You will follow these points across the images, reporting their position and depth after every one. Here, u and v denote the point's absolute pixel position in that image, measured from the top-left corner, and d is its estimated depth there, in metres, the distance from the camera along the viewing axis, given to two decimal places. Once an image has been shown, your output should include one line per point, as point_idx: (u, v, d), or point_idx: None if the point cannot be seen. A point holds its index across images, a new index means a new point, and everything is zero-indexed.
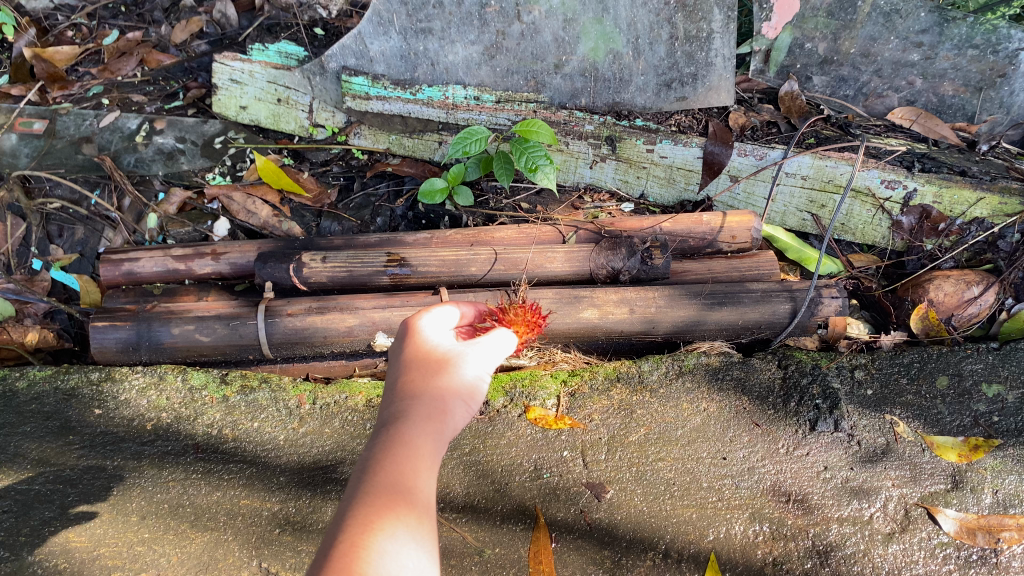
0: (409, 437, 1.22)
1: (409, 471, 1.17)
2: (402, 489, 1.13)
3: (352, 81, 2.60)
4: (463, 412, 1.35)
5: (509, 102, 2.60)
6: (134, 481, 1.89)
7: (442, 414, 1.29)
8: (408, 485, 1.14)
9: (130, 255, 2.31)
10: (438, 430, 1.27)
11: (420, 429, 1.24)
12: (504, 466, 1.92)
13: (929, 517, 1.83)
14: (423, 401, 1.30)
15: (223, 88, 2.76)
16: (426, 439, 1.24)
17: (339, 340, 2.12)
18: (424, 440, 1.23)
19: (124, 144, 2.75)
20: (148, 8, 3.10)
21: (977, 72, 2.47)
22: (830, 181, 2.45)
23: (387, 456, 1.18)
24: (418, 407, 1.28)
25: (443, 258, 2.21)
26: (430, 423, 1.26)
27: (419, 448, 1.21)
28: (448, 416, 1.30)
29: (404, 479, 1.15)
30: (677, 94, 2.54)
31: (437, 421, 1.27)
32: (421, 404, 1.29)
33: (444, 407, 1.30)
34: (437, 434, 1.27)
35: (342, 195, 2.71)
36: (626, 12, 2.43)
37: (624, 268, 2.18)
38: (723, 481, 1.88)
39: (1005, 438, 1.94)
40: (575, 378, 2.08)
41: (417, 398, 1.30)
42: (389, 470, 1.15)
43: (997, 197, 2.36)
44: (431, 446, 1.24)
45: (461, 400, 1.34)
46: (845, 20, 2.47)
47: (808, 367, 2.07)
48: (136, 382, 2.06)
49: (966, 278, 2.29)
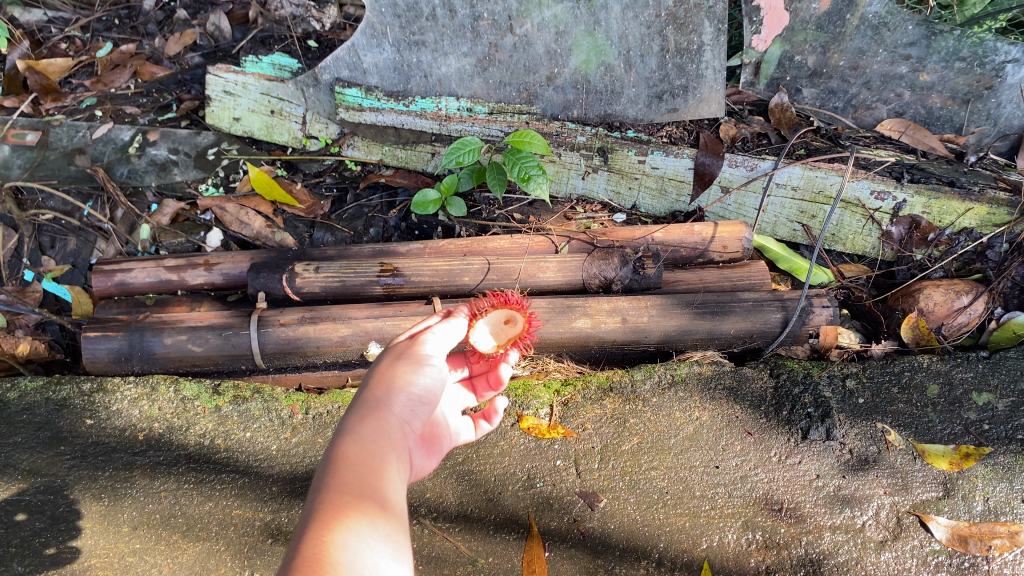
0: (350, 443, 1.22)
1: (354, 475, 1.16)
2: (341, 486, 1.14)
3: (346, 93, 2.64)
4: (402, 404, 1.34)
5: (502, 113, 2.63)
6: (125, 491, 1.88)
7: (378, 413, 1.30)
8: (355, 488, 1.14)
9: (122, 265, 2.31)
10: (382, 429, 1.27)
11: (360, 432, 1.25)
12: (496, 476, 1.92)
13: (920, 525, 1.84)
14: (362, 406, 1.30)
15: (217, 100, 2.78)
16: (368, 440, 1.23)
17: (332, 351, 2.12)
18: (366, 443, 1.23)
19: (117, 155, 2.77)
20: (142, 21, 3.13)
21: (965, 85, 2.50)
22: (820, 192, 2.48)
23: (329, 467, 1.17)
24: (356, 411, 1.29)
25: (436, 269, 2.22)
26: (367, 424, 1.27)
27: (361, 451, 1.21)
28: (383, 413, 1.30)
29: (351, 484, 1.14)
30: (668, 106, 2.56)
31: (374, 420, 1.28)
32: (360, 411, 1.29)
33: (382, 405, 1.31)
34: (381, 433, 1.26)
35: (336, 207, 2.70)
36: (618, 24, 2.43)
37: (617, 278, 2.20)
38: (716, 490, 1.88)
39: (995, 446, 1.95)
40: (568, 388, 2.09)
41: (357, 407, 1.30)
42: (333, 479, 1.14)
43: (986, 208, 2.41)
44: (375, 445, 1.23)
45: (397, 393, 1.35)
46: (834, 34, 2.48)
47: (799, 376, 2.07)
48: (128, 392, 2.05)
49: (956, 287, 2.30)
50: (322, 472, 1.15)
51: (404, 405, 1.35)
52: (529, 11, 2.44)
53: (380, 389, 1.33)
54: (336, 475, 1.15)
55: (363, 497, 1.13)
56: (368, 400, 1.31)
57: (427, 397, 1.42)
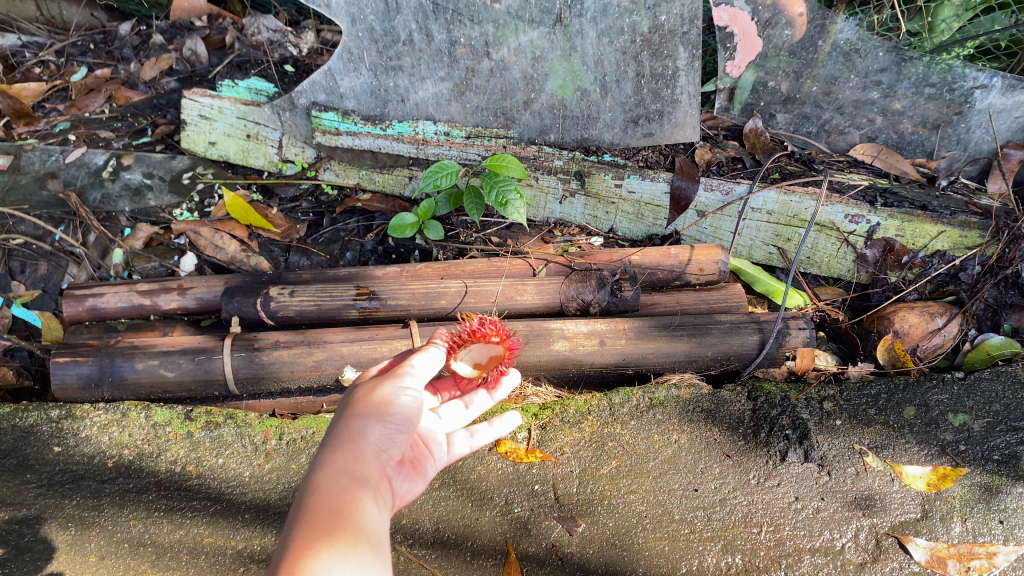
0: (322, 478, 1.20)
1: (324, 510, 1.15)
2: (318, 527, 1.11)
3: (323, 117, 2.65)
4: (378, 431, 1.33)
5: (479, 138, 2.64)
6: (93, 520, 1.84)
7: (352, 446, 1.28)
8: (326, 524, 1.12)
9: (94, 290, 2.28)
10: (355, 461, 1.26)
11: (333, 466, 1.23)
12: (473, 501, 1.89)
13: (899, 547, 1.82)
14: (334, 438, 1.29)
15: (191, 124, 2.77)
16: (341, 473, 1.22)
17: (305, 375, 2.09)
18: (338, 477, 1.22)
19: (90, 179, 2.73)
20: (117, 46, 3.17)
21: (935, 111, 2.54)
22: (796, 216, 2.50)
23: (300, 505, 1.15)
24: (331, 443, 1.28)
25: (414, 292, 2.22)
26: (341, 459, 1.25)
27: (333, 486, 1.19)
28: (358, 446, 1.28)
29: (323, 520, 1.13)
30: (645, 130, 2.60)
31: (348, 455, 1.26)
32: (332, 445, 1.27)
33: (356, 435, 1.29)
34: (354, 466, 1.25)
35: (311, 231, 2.69)
36: (593, 49, 2.45)
37: (594, 301, 2.20)
38: (695, 513, 1.87)
39: (972, 467, 1.96)
40: (546, 412, 2.07)
41: (331, 439, 1.29)
42: (303, 518, 1.12)
43: (958, 231, 2.44)
44: (348, 479, 1.22)
45: (373, 421, 1.33)
46: (806, 60, 2.51)
47: (777, 399, 2.07)
48: (98, 418, 2.01)
49: (930, 309, 2.33)
50: (293, 513, 1.14)
51: (380, 434, 1.33)
52: (505, 37, 2.45)
53: (354, 417, 1.32)
54: (306, 512, 1.14)
55: (334, 533, 1.12)
56: (341, 432, 1.30)
57: (405, 425, 1.39)
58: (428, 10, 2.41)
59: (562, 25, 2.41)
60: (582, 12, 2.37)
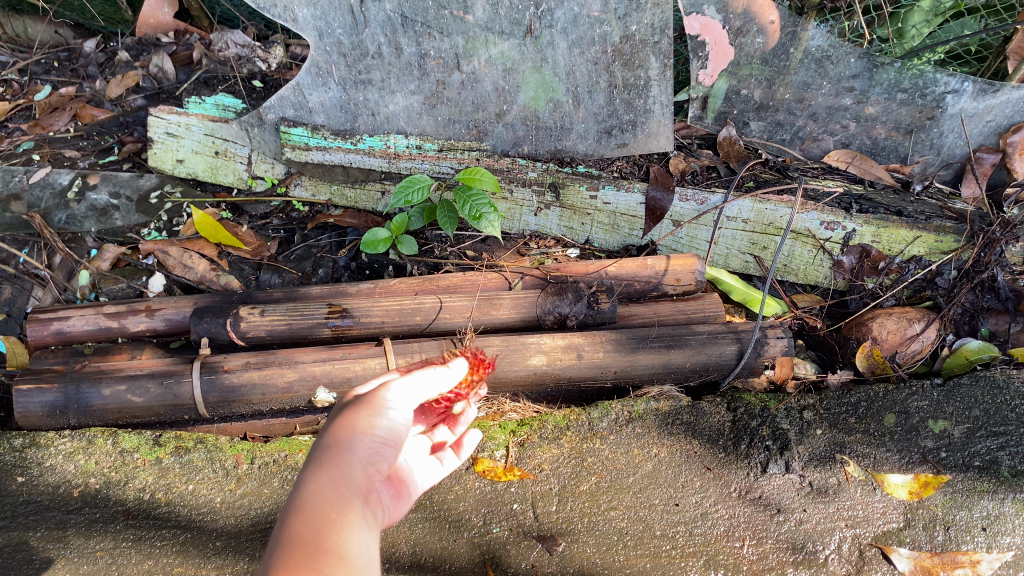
0: (305, 502, 1.17)
1: (309, 532, 1.13)
2: (299, 558, 1.08)
3: (291, 133, 2.60)
4: (364, 446, 1.29)
5: (453, 151, 2.60)
6: (59, 552, 1.79)
7: (337, 462, 1.24)
8: (307, 554, 1.09)
9: (59, 314, 2.22)
10: (341, 479, 1.23)
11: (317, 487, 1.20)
12: (452, 522, 1.84)
13: (883, 557, 1.81)
14: (319, 454, 1.26)
15: (159, 142, 2.73)
16: (327, 491, 1.20)
17: (277, 398, 2.05)
18: (324, 496, 1.20)
19: (55, 200, 2.68)
20: (82, 64, 3.12)
21: (907, 116, 2.54)
22: (771, 224, 2.49)
23: (283, 535, 1.12)
24: (315, 459, 1.25)
25: (387, 308, 2.18)
26: (325, 479, 1.22)
27: (319, 504, 1.18)
28: (343, 462, 1.25)
29: (308, 542, 1.11)
30: (618, 140, 2.58)
31: (333, 473, 1.23)
32: (320, 459, 1.25)
33: (342, 450, 1.26)
34: (340, 482, 1.23)
35: (282, 248, 2.64)
36: (564, 60, 2.44)
37: (571, 313, 2.16)
38: (676, 529, 1.84)
39: (953, 474, 1.94)
40: (524, 428, 2.03)
41: (316, 454, 1.26)
42: (285, 548, 1.09)
43: (933, 236, 2.44)
44: (334, 497, 1.20)
45: (361, 436, 1.29)
46: (779, 67, 2.51)
47: (757, 409, 2.06)
48: (63, 447, 1.96)
49: (907, 315, 2.33)
50: (274, 545, 1.11)
51: (367, 448, 1.30)
52: (476, 49, 2.43)
53: (338, 431, 1.28)
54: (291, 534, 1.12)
55: (317, 561, 1.09)
56: (326, 447, 1.26)
57: (392, 441, 1.35)
58: (396, 23, 2.40)
59: (532, 37, 2.40)
60: (552, 23, 2.37)
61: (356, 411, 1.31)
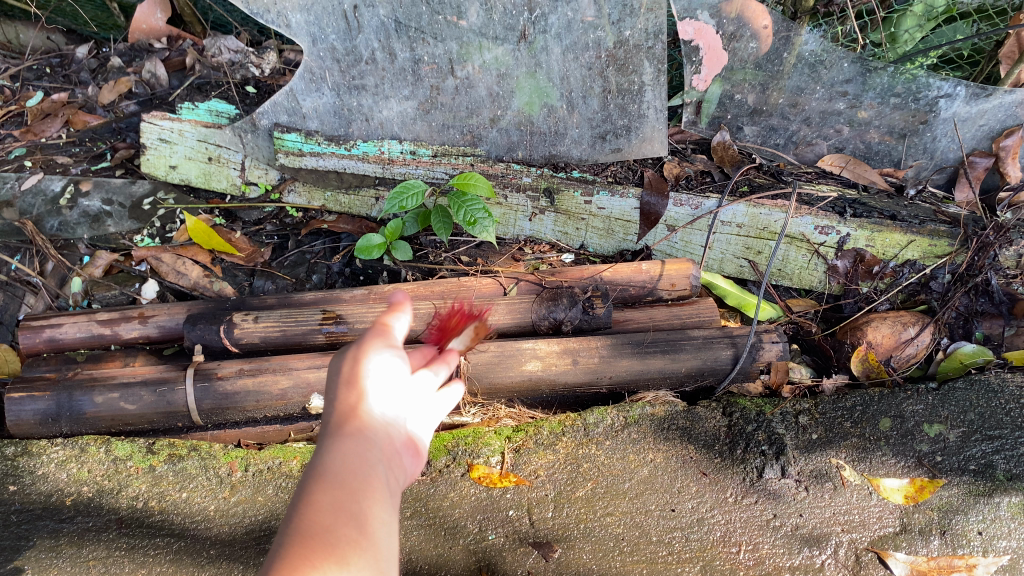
0: (326, 471, 1.03)
1: (332, 502, 0.98)
2: (324, 534, 0.94)
3: (285, 138, 2.62)
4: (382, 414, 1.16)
5: (446, 156, 2.61)
6: (51, 561, 1.75)
7: (357, 431, 1.11)
8: (330, 531, 0.95)
9: (52, 321, 2.21)
10: (364, 447, 1.09)
11: (339, 455, 1.06)
12: (447, 529, 1.82)
13: (880, 562, 1.79)
14: (337, 420, 1.13)
15: (152, 148, 2.71)
16: (351, 458, 1.06)
17: (272, 405, 2.04)
18: (348, 464, 1.05)
19: (47, 207, 2.66)
20: (75, 70, 3.11)
21: (901, 121, 2.54)
22: (766, 229, 2.49)
23: (301, 505, 0.98)
24: (336, 426, 1.11)
25: (381, 315, 2.17)
26: (348, 447, 1.08)
27: (343, 472, 1.03)
28: (363, 431, 1.12)
29: (330, 515, 0.97)
30: (613, 145, 2.58)
31: (354, 441, 1.09)
32: (336, 428, 1.11)
33: (361, 418, 1.14)
34: (365, 450, 1.09)
35: (276, 254, 2.62)
36: (559, 66, 2.44)
37: (566, 318, 2.18)
38: (673, 535, 1.82)
39: (949, 478, 1.94)
40: (519, 434, 2.02)
41: (334, 420, 1.13)
42: (305, 526, 0.95)
43: (927, 240, 2.44)
44: (360, 464, 1.06)
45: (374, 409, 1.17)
46: (772, 72, 2.51)
47: (752, 414, 2.06)
48: (55, 455, 1.95)
49: (902, 319, 2.33)
50: (292, 517, 0.96)
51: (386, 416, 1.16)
52: (470, 54, 2.43)
53: (355, 398, 1.15)
54: (313, 502, 0.97)
55: (342, 540, 0.94)
56: (345, 413, 1.14)
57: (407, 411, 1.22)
58: (390, 28, 2.40)
59: (526, 42, 2.40)
60: (546, 28, 2.37)
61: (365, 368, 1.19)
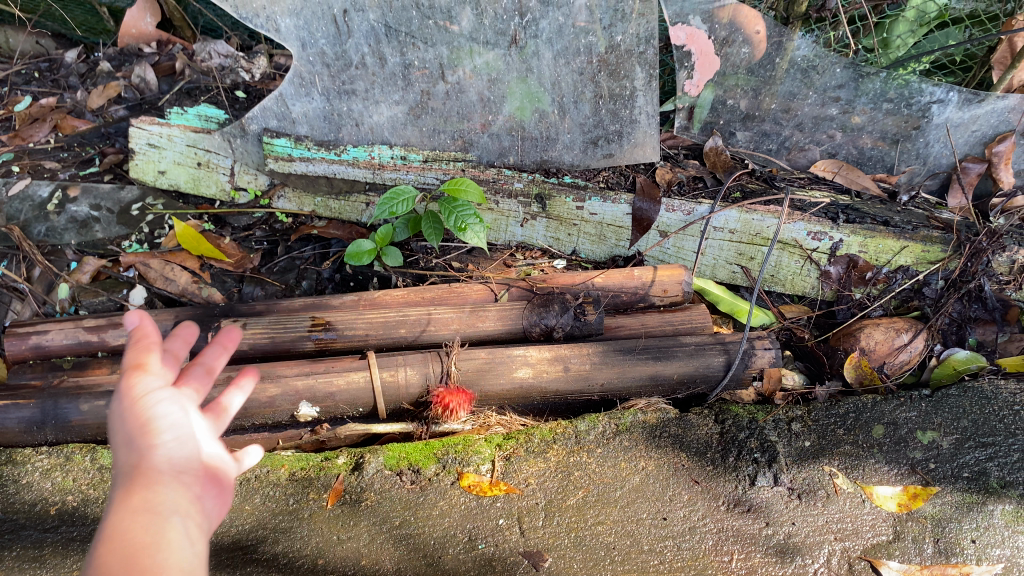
0: (114, 533, 1.05)
1: (122, 560, 1.01)
2: None
3: (274, 143, 2.58)
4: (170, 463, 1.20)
5: (437, 161, 2.60)
6: (34, 572, 1.71)
7: (145, 486, 1.13)
8: None
9: (38, 327, 2.19)
10: (153, 499, 1.12)
11: (126, 514, 1.08)
12: (436, 539, 1.78)
13: (873, 570, 1.78)
14: (124, 479, 1.15)
15: (140, 153, 2.68)
16: (137, 514, 1.09)
17: (259, 413, 2.02)
18: (137, 520, 1.08)
19: (35, 212, 2.64)
20: (63, 75, 3.10)
21: (893, 126, 2.53)
22: (758, 234, 2.47)
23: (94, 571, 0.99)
24: (124, 485, 1.14)
25: (371, 321, 2.16)
26: (133, 504, 1.10)
27: (133, 530, 1.06)
28: (153, 484, 1.14)
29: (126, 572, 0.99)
30: (604, 151, 2.57)
31: (140, 495, 1.12)
32: (122, 490, 1.13)
33: (149, 472, 1.16)
34: (155, 502, 1.12)
35: (265, 260, 2.61)
36: (550, 71, 2.42)
37: (557, 325, 2.16)
38: (664, 543, 1.80)
39: (942, 485, 1.93)
40: (509, 442, 1.99)
41: (120, 480, 1.15)
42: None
43: (920, 246, 2.43)
44: (150, 518, 1.09)
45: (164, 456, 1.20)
46: (764, 78, 2.50)
47: (744, 421, 2.04)
48: (40, 464, 1.93)
49: (895, 325, 2.31)
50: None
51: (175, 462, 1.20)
52: (461, 59, 2.42)
53: (144, 450, 1.18)
54: (101, 570, 0.99)
55: None
56: (132, 470, 1.16)
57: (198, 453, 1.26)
58: (380, 33, 2.38)
59: (517, 47, 2.38)
60: (537, 33, 2.35)
61: (151, 420, 1.22)
